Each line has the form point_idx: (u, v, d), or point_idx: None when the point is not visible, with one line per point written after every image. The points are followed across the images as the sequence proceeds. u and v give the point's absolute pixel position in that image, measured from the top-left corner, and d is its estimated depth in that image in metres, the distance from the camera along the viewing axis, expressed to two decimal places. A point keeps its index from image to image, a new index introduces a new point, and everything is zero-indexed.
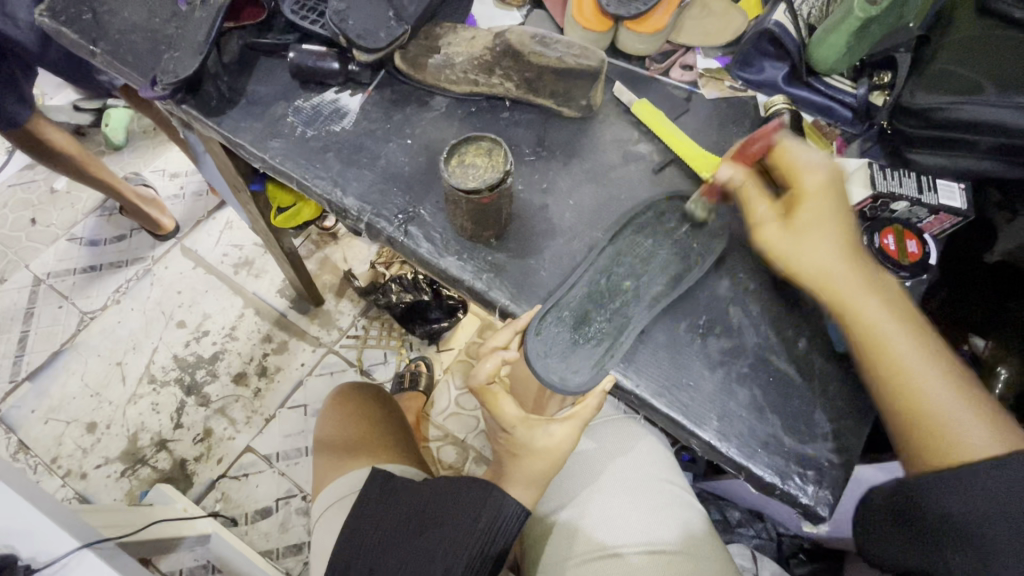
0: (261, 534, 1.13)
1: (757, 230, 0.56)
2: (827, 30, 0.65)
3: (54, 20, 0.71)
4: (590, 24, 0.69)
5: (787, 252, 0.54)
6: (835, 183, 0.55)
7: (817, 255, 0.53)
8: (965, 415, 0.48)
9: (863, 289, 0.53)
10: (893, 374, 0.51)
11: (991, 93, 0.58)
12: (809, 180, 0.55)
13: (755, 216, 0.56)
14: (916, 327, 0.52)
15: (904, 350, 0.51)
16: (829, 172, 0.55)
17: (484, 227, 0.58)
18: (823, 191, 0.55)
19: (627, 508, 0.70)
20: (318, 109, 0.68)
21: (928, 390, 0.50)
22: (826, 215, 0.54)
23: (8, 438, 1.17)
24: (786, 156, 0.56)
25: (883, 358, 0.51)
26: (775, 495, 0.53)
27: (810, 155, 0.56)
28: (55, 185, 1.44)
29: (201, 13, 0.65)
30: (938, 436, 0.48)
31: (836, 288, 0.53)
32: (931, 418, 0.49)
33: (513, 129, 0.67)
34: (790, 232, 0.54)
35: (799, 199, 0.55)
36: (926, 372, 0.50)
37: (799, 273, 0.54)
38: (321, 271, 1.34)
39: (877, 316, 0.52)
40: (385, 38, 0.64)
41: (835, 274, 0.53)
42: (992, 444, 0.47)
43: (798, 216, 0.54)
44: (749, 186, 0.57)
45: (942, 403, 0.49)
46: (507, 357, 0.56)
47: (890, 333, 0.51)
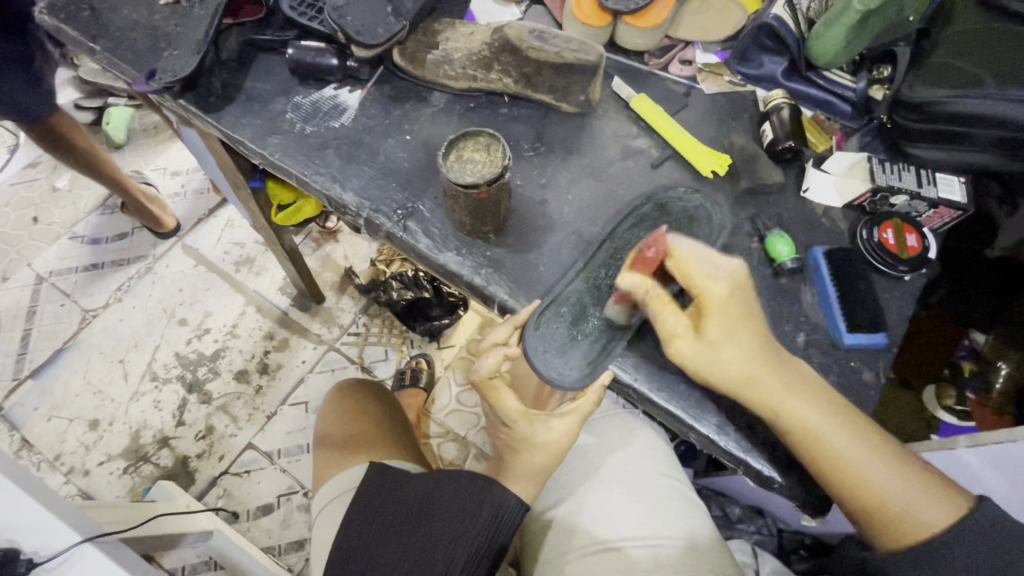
0: (262, 531, 1.13)
1: (671, 344, 0.51)
2: (826, 25, 0.66)
3: (54, 18, 0.71)
4: (588, 18, 0.69)
5: (709, 366, 0.51)
6: (740, 281, 0.52)
7: (737, 366, 0.50)
8: (909, 493, 0.49)
9: (790, 399, 0.50)
10: (827, 469, 0.50)
11: (989, 86, 0.57)
12: (715, 290, 0.51)
13: (667, 332, 0.51)
14: (841, 414, 0.51)
15: (841, 447, 0.50)
16: (728, 283, 0.51)
17: (483, 222, 0.58)
18: (733, 292, 0.51)
19: (627, 502, 0.70)
20: (317, 105, 0.68)
21: (871, 481, 0.50)
22: (736, 321, 0.51)
23: (11, 435, 1.18)
24: (683, 265, 0.53)
25: (820, 463, 0.50)
26: (774, 489, 0.54)
27: (708, 260, 0.53)
28: (57, 184, 1.44)
29: (201, 12, 0.66)
30: (895, 522, 0.50)
31: (765, 401, 0.51)
32: (867, 501, 0.50)
33: (512, 125, 0.67)
34: (703, 346, 0.51)
35: (706, 305, 0.51)
36: (863, 469, 0.50)
37: (731, 389, 0.51)
38: (322, 269, 1.35)
39: (806, 419, 0.50)
40: (383, 34, 0.64)
41: (768, 387, 0.50)
42: (937, 517, 0.49)
43: (707, 330, 0.51)
44: (655, 298, 0.52)
45: (881, 486, 0.50)
46: (509, 353, 0.55)
47: (820, 436, 0.50)
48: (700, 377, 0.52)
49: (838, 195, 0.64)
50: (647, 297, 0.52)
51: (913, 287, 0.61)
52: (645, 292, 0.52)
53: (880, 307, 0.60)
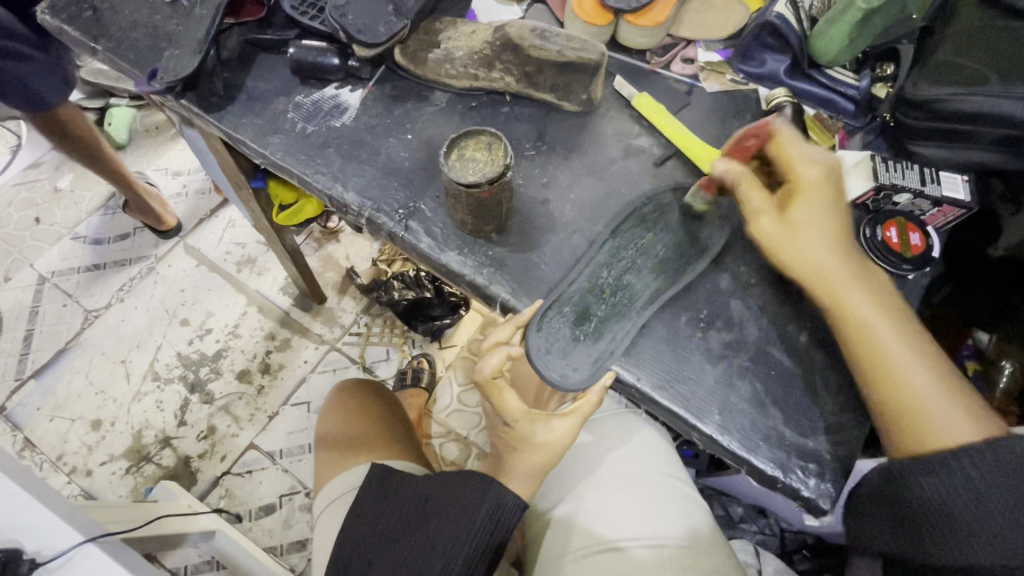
0: (265, 531, 1.13)
1: (751, 220, 0.55)
2: (827, 23, 0.65)
3: (56, 18, 0.71)
4: (590, 17, 0.69)
5: (785, 246, 0.53)
6: (830, 173, 0.55)
7: (812, 245, 0.52)
8: (946, 407, 0.49)
9: (857, 288, 0.52)
10: (877, 368, 0.50)
11: (994, 83, 0.57)
12: (808, 174, 0.54)
13: (751, 208, 0.54)
14: (907, 328, 0.51)
15: (898, 350, 0.50)
16: (824, 167, 0.54)
17: (485, 221, 0.58)
18: (823, 181, 0.54)
19: (629, 502, 0.70)
20: (318, 105, 0.68)
21: (915, 386, 0.49)
22: (821, 210, 0.53)
23: (14, 435, 1.18)
24: (784, 148, 0.56)
25: (873, 360, 0.50)
26: (777, 489, 0.53)
27: (809, 149, 0.55)
28: (60, 184, 1.45)
29: (202, 11, 0.65)
30: (923, 420, 0.49)
31: (829, 286, 0.52)
32: (909, 400, 0.49)
33: (513, 124, 0.67)
34: (783, 228, 0.53)
35: (796, 193, 0.54)
36: (912, 371, 0.50)
37: (787, 267, 0.53)
38: (323, 269, 1.35)
39: (868, 314, 0.51)
40: (385, 33, 0.64)
41: (830, 266, 0.52)
42: (967, 433, 0.48)
43: (791, 212, 0.53)
44: (743, 180, 0.55)
45: (924, 395, 0.49)
46: (511, 352, 0.55)
47: (873, 328, 0.51)
48: (772, 255, 0.54)
49: (840, 194, 0.64)
50: (735, 179, 0.56)
51: (916, 286, 0.60)
52: (736, 180, 0.56)
53: None
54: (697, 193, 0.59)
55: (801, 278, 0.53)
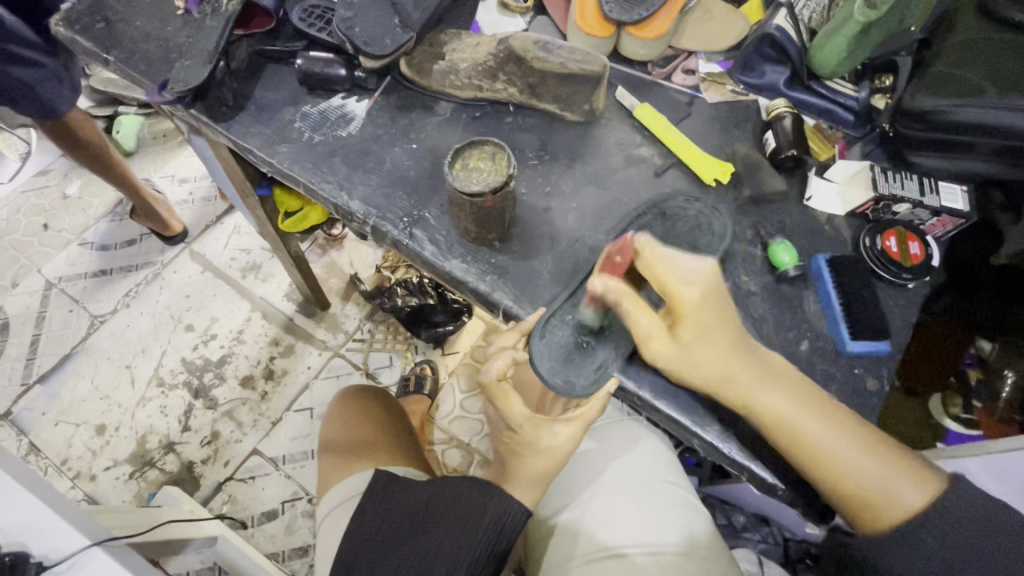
0: (267, 537, 1.13)
1: (644, 344, 0.52)
2: (827, 35, 0.67)
3: (69, 29, 0.72)
4: (592, 29, 0.70)
5: (686, 367, 0.52)
6: (711, 287, 0.52)
7: (715, 358, 0.52)
8: (882, 476, 0.50)
9: (762, 387, 0.52)
10: (806, 463, 0.50)
11: (990, 95, 0.58)
12: (684, 293, 0.52)
13: (642, 334, 0.52)
14: (812, 398, 0.52)
15: (827, 443, 0.50)
16: (702, 267, 0.53)
17: (488, 230, 0.59)
18: (704, 298, 0.52)
19: (631, 508, 0.70)
20: (325, 115, 0.69)
21: (852, 472, 0.50)
22: (709, 323, 0.52)
23: (19, 440, 1.19)
24: (654, 261, 0.53)
25: (796, 448, 0.51)
26: (778, 495, 0.54)
27: (678, 260, 0.53)
28: (68, 191, 1.46)
29: (212, 23, 0.67)
30: (873, 503, 0.50)
31: (736, 390, 0.52)
32: (845, 485, 0.50)
33: (517, 134, 0.68)
34: (677, 348, 0.52)
35: (680, 308, 0.52)
36: (817, 433, 0.50)
37: (711, 387, 0.52)
38: (327, 276, 1.36)
39: (782, 410, 0.51)
40: (391, 45, 0.65)
41: (733, 369, 0.52)
42: (911, 496, 0.49)
43: (682, 330, 0.52)
44: (630, 299, 0.52)
45: (849, 469, 0.50)
46: (517, 357, 0.56)
47: (799, 424, 0.51)
48: (671, 373, 0.53)
49: (841, 204, 0.65)
50: (619, 296, 0.52)
51: (917, 294, 0.61)
52: (619, 303, 0.52)
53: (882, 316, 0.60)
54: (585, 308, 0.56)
55: (734, 406, 0.52)
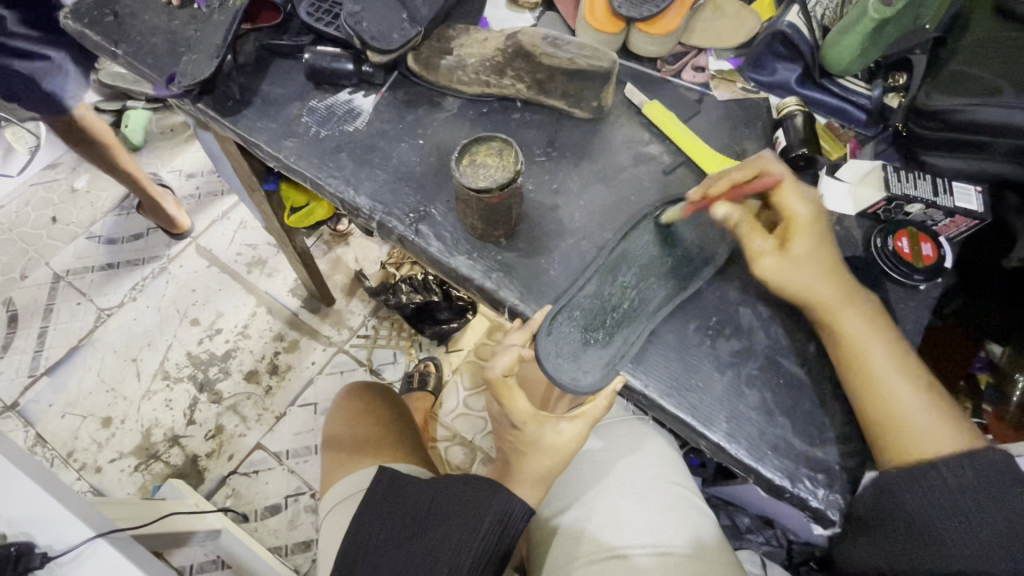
0: (270, 530, 1.14)
1: (756, 263, 0.56)
2: (841, 32, 0.65)
3: (78, 23, 0.72)
4: (602, 25, 0.69)
5: (784, 275, 0.55)
6: (821, 218, 0.56)
7: (809, 279, 0.54)
8: (932, 416, 0.51)
9: (850, 310, 0.54)
10: (865, 381, 0.52)
11: (1009, 95, 0.56)
12: (801, 211, 0.55)
13: (755, 248, 0.56)
14: (893, 338, 0.53)
15: (894, 375, 0.52)
16: (818, 204, 0.56)
17: (495, 227, 0.59)
18: (818, 223, 0.55)
19: (635, 508, 0.69)
20: (331, 109, 0.69)
21: (917, 411, 0.50)
22: (820, 243, 0.55)
23: (26, 431, 1.19)
24: (777, 191, 0.56)
25: (862, 375, 0.52)
26: (784, 498, 0.53)
27: (802, 187, 0.56)
28: (76, 185, 1.47)
29: (220, 17, 0.67)
30: (919, 444, 0.50)
31: (824, 304, 0.54)
32: (906, 423, 0.50)
33: (524, 130, 0.68)
34: (787, 260, 0.55)
35: (794, 228, 0.55)
36: (898, 382, 0.51)
37: (789, 290, 0.55)
38: (332, 272, 1.36)
39: (860, 334, 0.53)
40: (399, 40, 0.65)
41: (826, 288, 0.54)
42: (955, 441, 0.50)
43: (793, 246, 0.55)
44: (744, 224, 0.56)
45: (921, 413, 0.50)
46: (524, 353, 0.56)
47: (870, 349, 0.53)
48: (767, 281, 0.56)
49: (852, 204, 0.64)
50: (736, 220, 0.57)
51: (928, 296, 0.60)
52: (738, 221, 0.56)
53: (892, 318, 0.59)
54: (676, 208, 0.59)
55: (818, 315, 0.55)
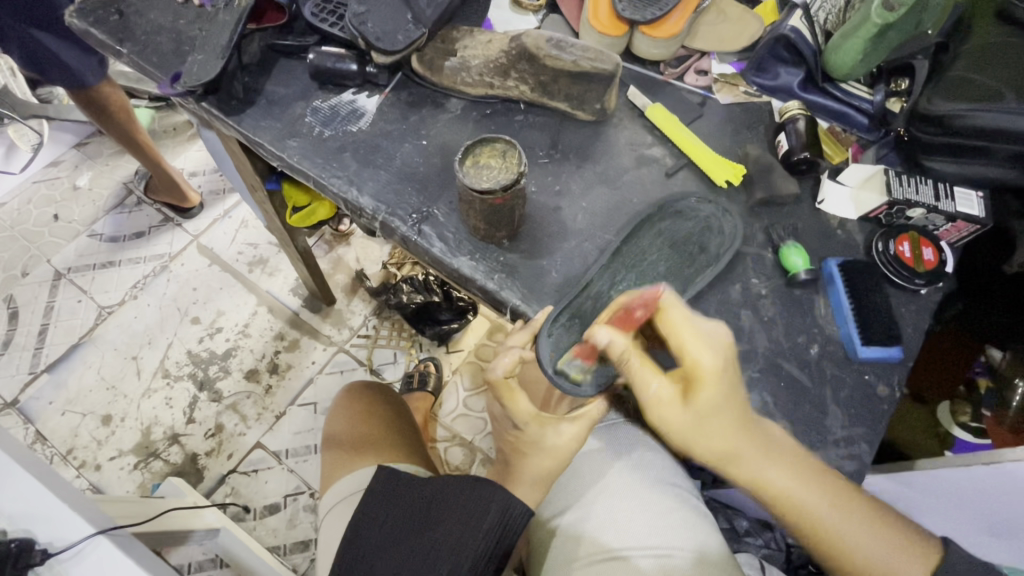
0: (268, 530, 1.14)
1: (652, 410, 0.51)
2: (843, 37, 0.66)
3: (84, 21, 0.73)
4: (605, 28, 0.70)
5: (682, 437, 0.52)
6: (730, 358, 0.51)
7: (717, 441, 0.51)
8: (882, 553, 0.51)
9: (756, 461, 0.51)
10: (804, 521, 0.51)
11: (1010, 101, 0.57)
12: (705, 361, 0.50)
13: (654, 401, 0.51)
14: (818, 476, 0.51)
15: (821, 516, 0.51)
16: (717, 349, 0.50)
17: (498, 228, 0.59)
18: (721, 370, 0.50)
19: (634, 509, 0.69)
20: (336, 109, 0.69)
21: (850, 540, 0.51)
22: (721, 404, 0.50)
23: (26, 428, 1.20)
24: (672, 331, 0.51)
25: (799, 523, 0.52)
26: (784, 501, 0.53)
27: (696, 329, 0.51)
28: (78, 182, 1.47)
29: (226, 17, 0.67)
30: (869, 573, 0.51)
31: (736, 462, 0.51)
32: (853, 563, 0.52)
33: (526, 132, 0.68)
34: (689, 417, 0.51)
35: (696, 379, 0.50)
36: (833, 521, 0.51)
37: (694, 452, 0.52)
38: (333, 271, 1.36)
39: (786, 489, 0.51)
40: (403, 40, 0.65)
41: (739, 448, 0.50)
42: (914, 571, 0.51)
43: (696, 398, 0.50)
44: (633, 360, 0.51)
45: (857, 547, 0.51)
46: (524, 355, 0.55)
47: (794, 496, 0.51)
48: (681, 440, 0.53)
49: (853, 208, 0.64)
50: (621, 357, 0.51)
51: (929, 300, 0.60)
52: (622, 359, 0.51)
53: (892, 320, 0.59)
54: (571, 360, 0.54)
55: (739, 480, 0.52)
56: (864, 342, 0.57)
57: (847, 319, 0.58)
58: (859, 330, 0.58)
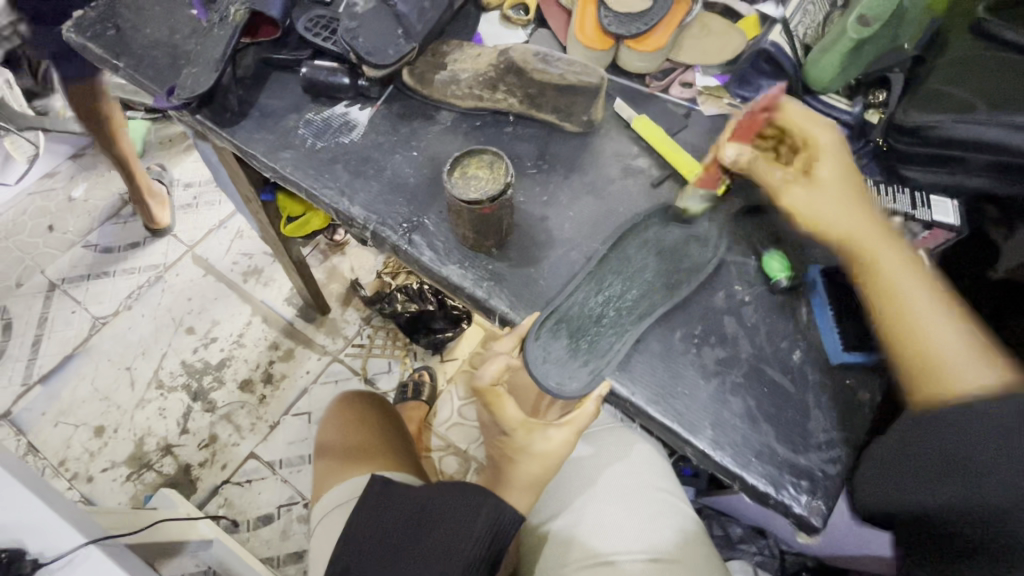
0: (262, 541, 1.13)
1: (783, 195, 0.58)
2: (821, 51, 0.68)
3: (81, 36, 0.74)
4: (592, 41, 0.72)
5: (802, 202, 0.57)
6: (842, 148, 0.58)
7: (826, 206, 0.56)
8: (956, 347, 0.49)
9: (879, 239, 0.55)
10: (882, 288, 0.53)
11: (982, 112, 0.59)
12: (817, 134, 0.58)
13: (783, 179, 0.59)
14: (928, 277, 0.53)
15: (913, 293, 0.52)
16: (834, 130, 0.58)
17: (486, 237, 0.60)
18: (838, 158, 0.57)
19: (623, 515, 0.70)
20: (328, 122, 0.70)
21: (933, 334, 0.50)
22: (844, 176, 0.57)
23: (18, 440, 1.19)
24: (785, 115, 0.60)
25: (884, 304, 0.53)
26: (769, 505, 0.54)
27: (813, 114, 0.60)
28: (74, 194, 1.48)
29: (220, 32, 0.68)
30: (934, 370, 0.49)
31: (842, 230, 0.56)
32: (922, 349, 0.50)
33: (516, 143, 0.69)
34: (811, 184, 0.57)
35: (815, 147, 0.58)
36: (923, 312, 0.51)
37: (810, 217, 0.57)
38: (328, 281, 1.37)
39: (888, 259, 0.54)
40: (394, 55, 0.67)
41: (849, 215, 0.56)
42: (983, 379, 0.48)
43: (816, 172, 0.57)
44: (757, 164, 0.60)
45: (938, 339, 0.50)
46: (511, 362, 0.57)
47: (892, 270, 0.53)
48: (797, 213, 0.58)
49: None
50: (749, 163, 0.60)
51: None
52: (750, 162, 0.60)
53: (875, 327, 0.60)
54: (693, 194, 0.64)
55: (834, 243, 0.56)
56: (845, 349, 0.58)
57: (828, 326, 0.60)
58: (840, 335, 0.59)
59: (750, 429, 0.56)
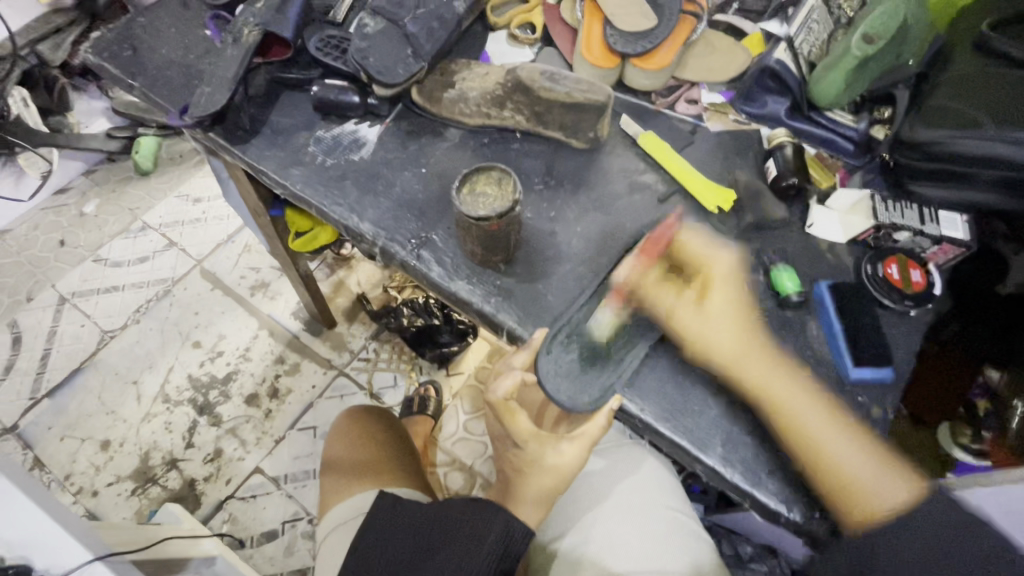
0: (266, 557, 1.12)
1: (671, 317, 0.57)
2: (826, 68, 0.69)
3: (97, 56, 0.76)
4: (598, 61, 0.73)
5: (702, 338, 0.56)
6: (728, 268, 0.58)
7: (722, 338, 0.56)
8: (868, 470, 0.51)
9: (751, 358, 0.55)
10: (803, 446, 0.52)
11: (988, 128, 0.58)
12: (712, 266, 0.58)
13: (672, 306, 0.57)
14: (822, 402, 0.54)
15: (819, 428, 0.53)
16: (734, 256, 0.59)
17: (494, 252, 0.60)
18: (725, 266, 0.58)
19: (633, 533, 0.69)
20: (337, 139, 0.71)
21: (841, 458, 0.51)
22: (732, 294, 0.57)
23: (25, 453, 1.19)
24: (683, 250, 0.60)
25: (801, 445, 0.52)
26: (780, 523, 0.53)
27: (703, 241, 0.60)
28: (85, 209, 1.50)
29: (232, 52, 0.70)
30: (853, 497, 0.50)
31: (749, 381, 0.55)
32: (840, 478, 0.51)
33: (523, 159, 0.70)
34: (700, 313, 0.56)
35: (710, 281, 0.58)
36: (836, 446, 0.52)
37: (709, 355, 0.56)
38: (335, 295, 1.37)
39: (784, 393, 0.54)
40: (403, 74, 0.68)
41: (745, 365, 0.55)
42: (899, 493, 0.50)
43: (708, 300, 0.57)
44: (649, 285, 0.58)
45: (851, 464, 0.51)
46: (526, 378, 0.58)
47: (795, 404, 0.53)
48: (698, 351, 0.56)
49: (842, 232, 0.66)
50: (640, 283, 0.58)
51: (919, 320, 0.61)
52: (638, 284, 0.58)
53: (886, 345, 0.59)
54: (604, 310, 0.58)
55: (717, 367, 0.56)
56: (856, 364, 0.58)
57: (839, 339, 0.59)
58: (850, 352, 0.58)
59: (760, 444, 0.55)
